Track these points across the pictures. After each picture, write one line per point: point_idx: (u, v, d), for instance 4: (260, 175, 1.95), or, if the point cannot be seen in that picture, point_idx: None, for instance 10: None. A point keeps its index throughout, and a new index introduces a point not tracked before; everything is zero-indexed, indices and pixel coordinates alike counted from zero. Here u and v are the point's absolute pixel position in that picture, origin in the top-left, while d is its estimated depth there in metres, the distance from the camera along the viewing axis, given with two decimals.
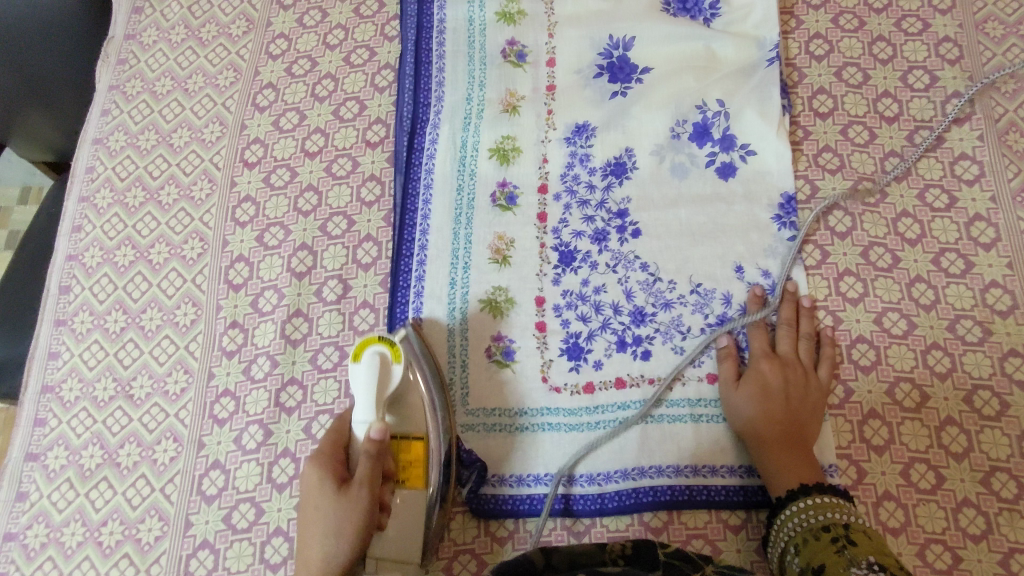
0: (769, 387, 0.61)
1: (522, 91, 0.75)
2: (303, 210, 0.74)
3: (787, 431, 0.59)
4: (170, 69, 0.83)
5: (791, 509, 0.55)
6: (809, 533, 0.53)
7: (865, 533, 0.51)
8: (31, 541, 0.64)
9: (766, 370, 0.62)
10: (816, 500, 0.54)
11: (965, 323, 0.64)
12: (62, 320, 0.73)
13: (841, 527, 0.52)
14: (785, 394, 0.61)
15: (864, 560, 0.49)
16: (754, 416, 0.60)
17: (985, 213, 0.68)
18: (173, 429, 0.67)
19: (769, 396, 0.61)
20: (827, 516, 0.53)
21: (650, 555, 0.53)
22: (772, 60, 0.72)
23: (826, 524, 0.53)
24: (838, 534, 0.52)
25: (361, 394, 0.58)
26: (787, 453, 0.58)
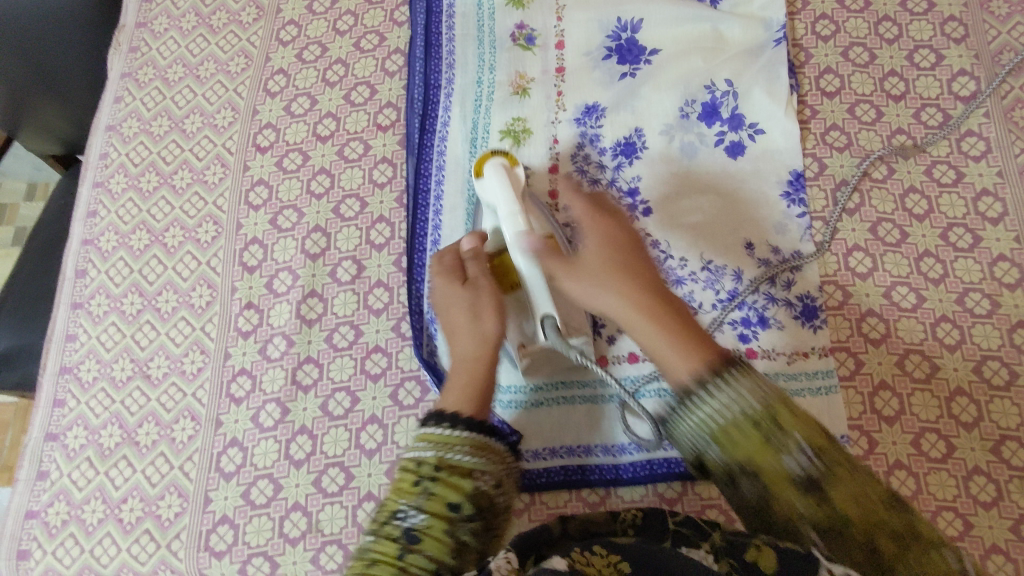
0: (601, 250, 0.53)
1: (532, 73, 0.76)
2: (316, 192, 0.74)
3: (652, 298, 0.50)
4: (181, 57, 0.84)
5: (705, 398, 0.46)
6: (729, 426, 0.45)
7: (777, 402, 0.45)
8: (52, 519, 0.65)
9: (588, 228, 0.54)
10: (736, 386, 0.45)
11: (974, 296, 0.65)
12: (79, 304, 0.73)
13: (759, 412, 0.45)
14: (620, 258, 0.52)
15: (798, 450, 0.44)
16: (603, 281, 0.51)
17: (992, 188, 0.69)
18: (191, 409, 0.68)
19: (608, 261, 0.52)
20: (749, 406, 0.45)
21: (660, 525, 0.52)
22: (779, 41, 0.73)
23: (749, 415, 0.45)
24: (758, 418, 0.44)
25: (497, 190, 0.61)
26: (664, 323, 0.48)
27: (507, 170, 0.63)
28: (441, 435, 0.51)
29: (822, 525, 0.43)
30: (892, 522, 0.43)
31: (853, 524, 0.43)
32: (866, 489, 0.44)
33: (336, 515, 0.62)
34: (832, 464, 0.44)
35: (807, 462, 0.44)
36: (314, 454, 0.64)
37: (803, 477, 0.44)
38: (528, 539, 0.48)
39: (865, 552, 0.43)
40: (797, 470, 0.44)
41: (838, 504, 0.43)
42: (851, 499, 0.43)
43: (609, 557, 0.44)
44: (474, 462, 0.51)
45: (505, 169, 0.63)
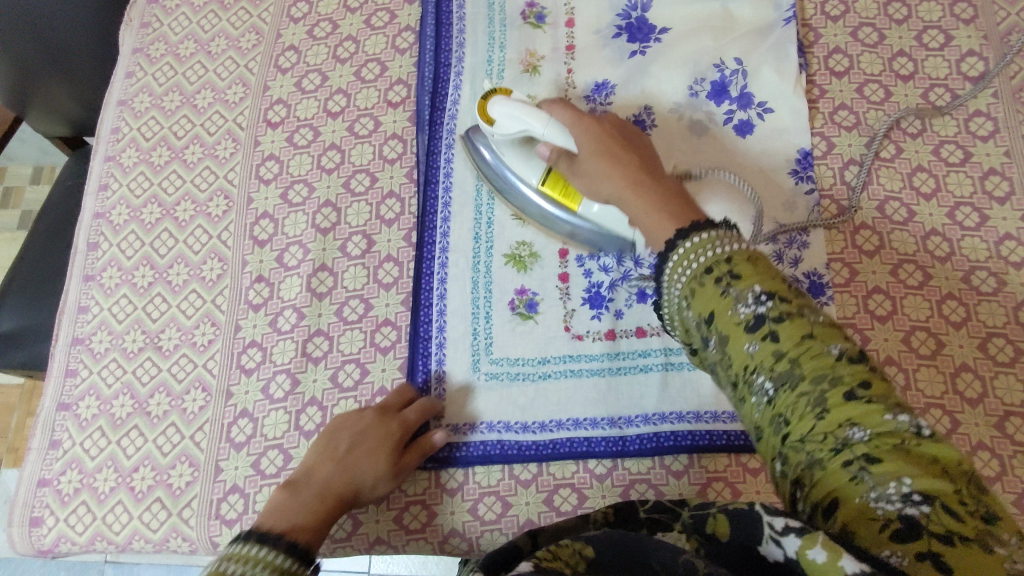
0: (589, 141, 0.56)
1: (542, 51, 0.76)
2: (327, 167, 0.75)
3: (633, 166, 0.53)
4: (193, 33, 0.84)
5: (678, 254, 0.43)
6: (691, 281, 0.42)
7: (744, 256, 0.41)
8: (64, 486, 0.66)
9: (579, 125, 0.58)
10: (701, 237, 0.43)
11: (980, 274, 0.66)
12: (91, 276, 0.74)
13: (723, 264, 0.41)
14: (605, 146, 0.55)
15: (749, 296, 0.39)
16: (595, 167, 0.55)
17: (999, 167, 0.69)
18: (202, 379, 0.68)
19: (599, 148, 0.55)
20: (711, 255, 0.42)
21: (630, 514, 0.47)
22: (789, 20, 0.73)
23: (708, 265, 0.41)
24: (716, 266, 0.41)
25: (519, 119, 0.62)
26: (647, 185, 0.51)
27: (514, 101, 0.63)
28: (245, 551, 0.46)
29: (781, 380, 0.37)
30: (850, 377, 0.35)
31: (806, 375, 0.36)
32: (834, 343, 0.37)
33: None
34: (789, 311, 0.38)
35: (760, 307, 0.38)
36: (323, 425, 0.65)
37: (753, 322, 0.38)
38: (499, 558, 0.40)
39: (816, 409, 0.35)
40: (749, 318, 0.38)
41: (794, 354, 0.37)
42: (807, 348, 0.37)
43: (572, 547, 0.36)
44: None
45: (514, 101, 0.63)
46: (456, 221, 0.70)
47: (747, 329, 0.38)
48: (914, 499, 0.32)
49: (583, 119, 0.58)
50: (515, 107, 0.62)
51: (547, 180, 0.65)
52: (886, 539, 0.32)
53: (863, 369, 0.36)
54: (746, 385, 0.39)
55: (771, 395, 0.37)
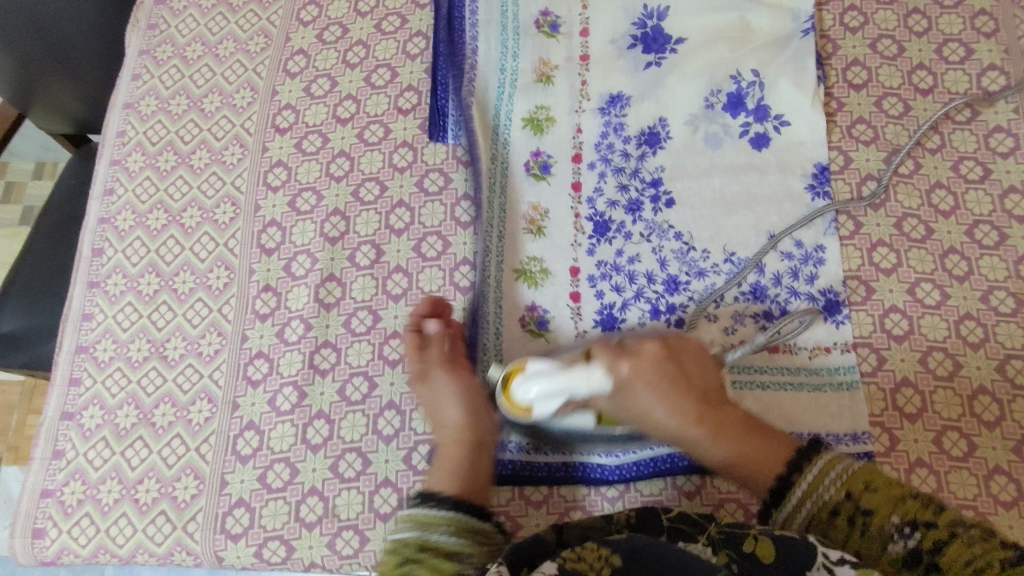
0: (646, 374, 0.53)
1: (555, 61, 0.75)
2: (336, 175, 0.74)
3: (703, 409, 0.53)
4: (200, 35, 0.83)
5: (795, 497, 0.48)
6: (824, 511, 0.47)
7: (862, 482, 0.47)
8: (67, 498, 0.65)
9: (632, 373, 0.53)
10: (815, 475, 0.48)
11: (999, 294, 0.65)
12: (95, 283, 0.73)
13: (847, 503, 0.46)
14: (674, 387, 0.53)
15: (892, 527, 0.44)
16: (654, 400, 0.53)
17: (1019, 184, 0.68)
18: (207, 390, 0.67)
19: (663, 381, 0.53)
20: (832, 491, 0.47)
21: (655, 522, 0.49)
22: (807, 31, 0.72)
23: (831, 507, 0.47)
24: (841, 508, 0.46)
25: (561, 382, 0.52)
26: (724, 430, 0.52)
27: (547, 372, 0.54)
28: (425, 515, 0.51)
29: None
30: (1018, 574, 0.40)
31: None
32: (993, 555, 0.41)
33: (353, 500, 0.62)
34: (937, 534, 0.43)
35: (908, 540, 0.44)
36: (331, 439, 0.64)
37: (908, 557, 0.44)
38: (521, 550, 0.45)
39: None
40: (903, 552, 0.44)
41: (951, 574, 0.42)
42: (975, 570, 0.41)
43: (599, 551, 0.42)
44: (456, 546, 0.50)
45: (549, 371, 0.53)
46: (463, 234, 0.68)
47: (901, 562, 0.44)
48: None
49: (632, 369, 0.53)
50: (547, 380, 0.53)
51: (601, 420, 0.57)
52: None
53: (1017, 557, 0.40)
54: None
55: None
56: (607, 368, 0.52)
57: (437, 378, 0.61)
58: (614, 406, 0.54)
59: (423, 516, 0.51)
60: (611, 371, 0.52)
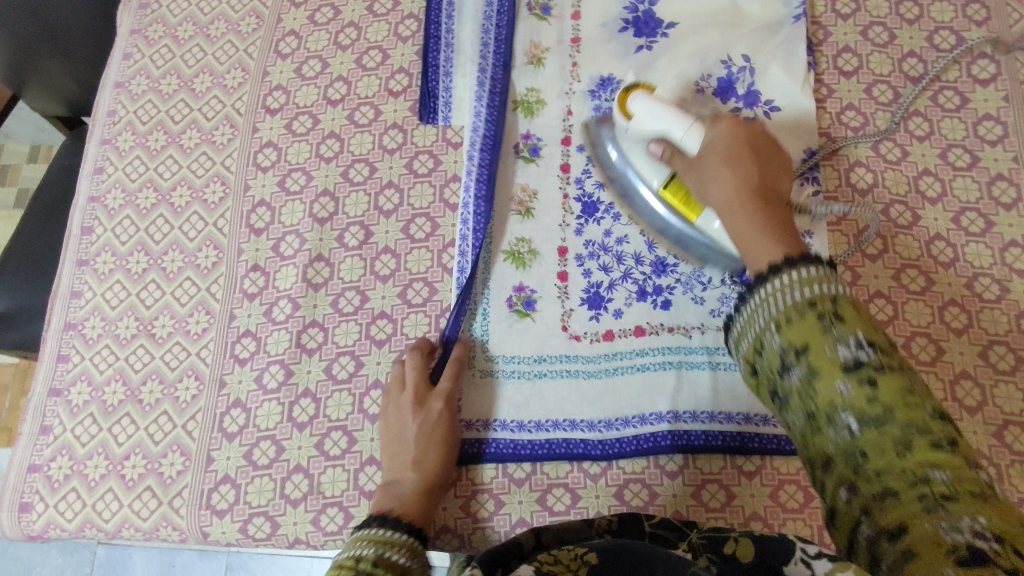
0: (726, 148, 0.55)
1: (547, 43, 0.75)
2: (326, 156, 0.74)
3: (757, 193, 0.51)
4: (192, 15, 0.83)
5: (768, 286, 0.43)
6: (793, 309, 0.41)
7: (850, 300, 0.41)
8: (54, 473, 0.65)
9: (726, 129, 0.56)
10: (807, 273, 0.42)
11: (984, 281, 0.65)
12: (84, 261, 0.73)
13: (829, 301, 0.40)
14: (750, 159, 0.54)
15: (852, 338, 0.39)
16: (716, 171, 0.54)
17: (1006, 172, 0.68)
18: (194, 368, 0.68)
19: (735, 153, 0.54)
20: (819, 292, 0.41)
21: (636, 528, 0.45)
22: (798, 17, 0.73)
23: (810, 300, 0.41)
24: (821, 302, 0.40)
25: (659, 112, 0.60)
26: (761, 209, 0.50)
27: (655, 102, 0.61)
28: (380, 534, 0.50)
29: (866, 413, 0.37)
30: (937, 433, 0.36)
31: (895, 420, 0.36)
32: (929, 402, 0.37)
33: (337, 478, 0.62)
34: (891, 363, 0.38)
35: (860, 352, 0.38)
36: (317, 417, 0.64)
37: (852, 363, 0.38)
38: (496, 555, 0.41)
39: (899, 445, 0.36)
40: (849, 360, 0.38)
41: (889, 400, 0.37)
42: (906, 399, 0.37)
43: (576, 550, 0.36)
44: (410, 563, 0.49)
45: (657, 102, 0.60)
46: None
47: (842, 367, 0.38)
48: (986, 534, 0.32)
49: (729, 128, 0.56)
50: (657, 104, 0.60)
51: (665, 184, 0.61)
52: (949, 560, 0.31)
53: (951, 428, 0.37)
54: (822, 414, 0.39)
55: (854, 432, 0.37)
56: (702, 130, 0.58)
57: (426, 410, 0.60)
58: (687, 166, 0.58)
59: (372, 535, 0.49)
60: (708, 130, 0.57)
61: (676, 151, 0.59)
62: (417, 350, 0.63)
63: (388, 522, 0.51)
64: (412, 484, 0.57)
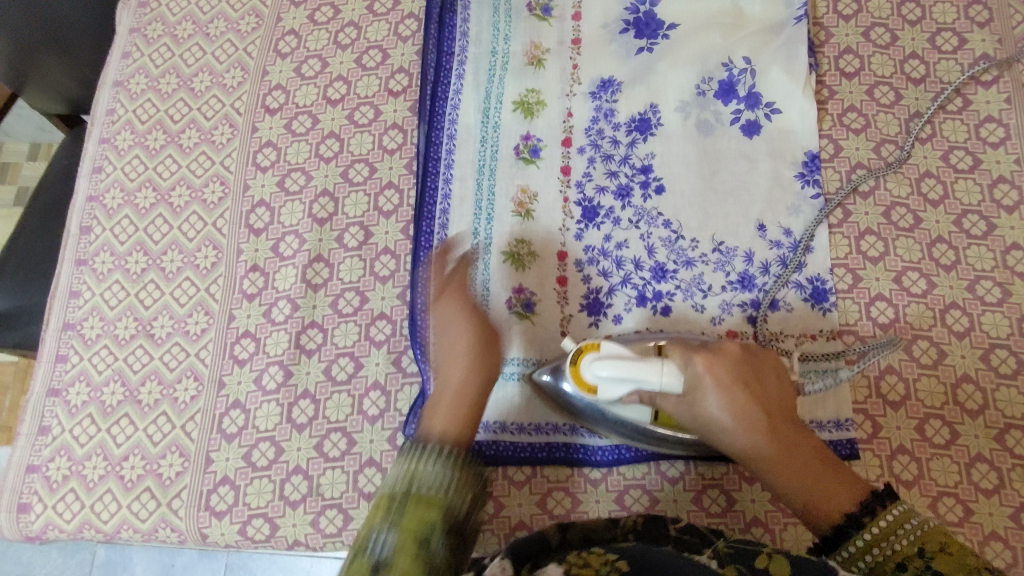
0: (722, 386, 0.49)
1: (547, 44, 0.75)
2: (325, 156, 0.74)
3: (783, 437, 0.49)
4: (191, 14, 0.82)
5: (850, 548, 0.46)
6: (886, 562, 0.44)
7: (936, 542, 0.44)
8: (52, 474, 0.65)
9: (704, 371, 0.49)
10: (886, 531, 0.45)
11: (985, 284, 0.65)
12: (83, 261, 0.73)
13: (917, 557, 0.44)
14: (751, 401, 0.49)
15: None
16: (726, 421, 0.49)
17: (1008, 175, 0.68)
18: (194, 368, 0.67)
19: (735, 394, 0.49)
20: (901, 544, 0.45)
21: (659, 530, 0.47)
22: (800, 18, 0.72)
23: (899, 560, 0.44)
24: (910, 563, 0.44)
25: (630, 368, 0.49)
26: (804, 460, 0.48)
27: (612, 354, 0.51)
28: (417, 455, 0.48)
29: None
30: None
31: None
32: None
33: (337, 480, 0.62)
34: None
35: None
36: (316, 419, 0.64)
37: None
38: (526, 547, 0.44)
39: None
40: None
41: None
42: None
43: (605, 557, 0.39)
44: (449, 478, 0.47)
45: (616, 354, 0.50)
46: (450, 214, 0.68)
47: None
48: None
49: (709, 368, 0.50)
50: (617, 365, 0.49)
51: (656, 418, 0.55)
52: None
53: None
54: None
55: None
56: (679, 369, 0.49)
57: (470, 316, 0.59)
58: (681, 408, 0.51)
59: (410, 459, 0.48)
60: (685, 371, 0.50)
61: (659, 393, 0.51)
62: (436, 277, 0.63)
63: (422, 448, 0.49)
64: (458, 388, 0.55)
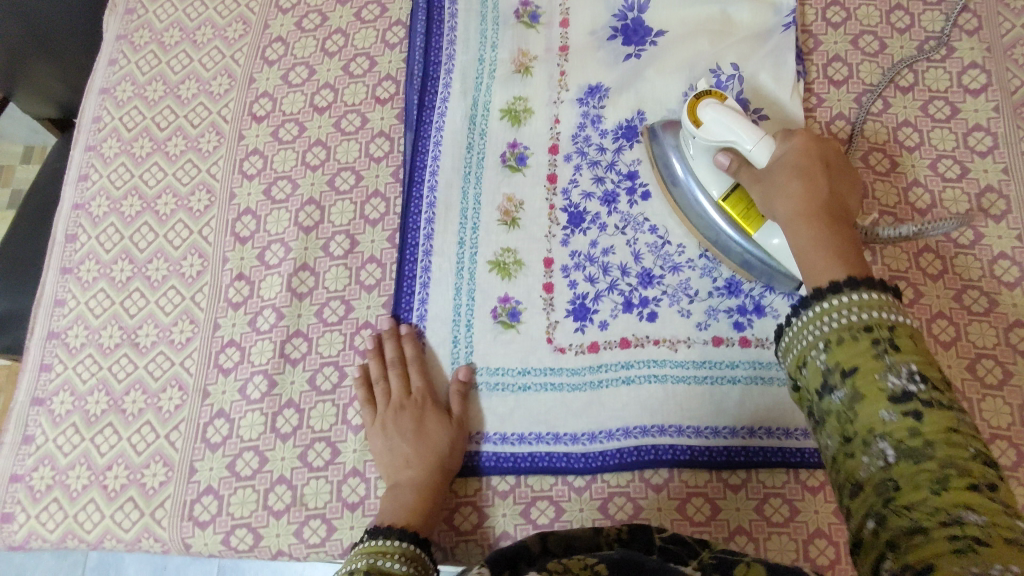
0: (807, 158, 0.53)
1: (535, 51, 0.74)
2: (311, 164, 0.73)
3: (827, 213, 0.50)
4: (178, 21, 0.82)
5: (830, 305, 0.42)
6: (845, 330, 0.40)
7: (906, 330, 0.40)
8: (36, 483, 0.65)
9: (796, 146, 0.54)
10: (864, 300, 0.41)
11: (972, 294, 0.64)
12: (68, 268, 0.73)
13: (885, 328, 0.40)
14: (821, 180, 0.52)
15: (903, 368, 0.38)
16: (784, 184, 0.52)
17: (996, 184, 0.67)
18: (178, 377, 0.67)
19: (808, 169, 0.52)
20: (875, 320, 0.40)
21: (646, 537, 0.45)
22: (788, 26, 0.71)
23: (866, 324, 0.40)
24: (878, 331, 0.40)
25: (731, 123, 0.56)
26: (830, 230, 0.48)
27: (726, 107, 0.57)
28: (375, 543, 0.51)
29: (905, 443, 0.36)
30: (978, 473, 0.34)
31: (935, 456, 0.35)
32: (973, 443, 0.36)
33: (321, 489, 0.62)
34: (940, 398, 0.37)
35: (912, 384, 0.37)
36: (300, 428, 0.64)
37: (901, 394, 0.37)
38: (504, 556, 0.42)
39: (935, 484, 0.34)
40: (897, 390, 0.37)
41: (933, 436, 0.35)
42: (950, 436, 0.35)
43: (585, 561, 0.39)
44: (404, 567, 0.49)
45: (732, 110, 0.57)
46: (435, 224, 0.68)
47: (889, 396, 0.37)
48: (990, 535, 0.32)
49: (801, 147, 0.54)
50: (724, 114, 0.57)
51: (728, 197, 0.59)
52: (944, 536, 0.32)
53: (994, 473, 0.35)
54: (859, 442, 0.38)
55: (889, 460, 0.36)
56: (772, 144, 0.55)
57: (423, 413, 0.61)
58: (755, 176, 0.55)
59: (369, 547, 0.50)
60: (776, 143, 0.54)
61: (745, 165, 0.56)
62: (395, 363, 0.63)
63: (389, 532, 0.52)
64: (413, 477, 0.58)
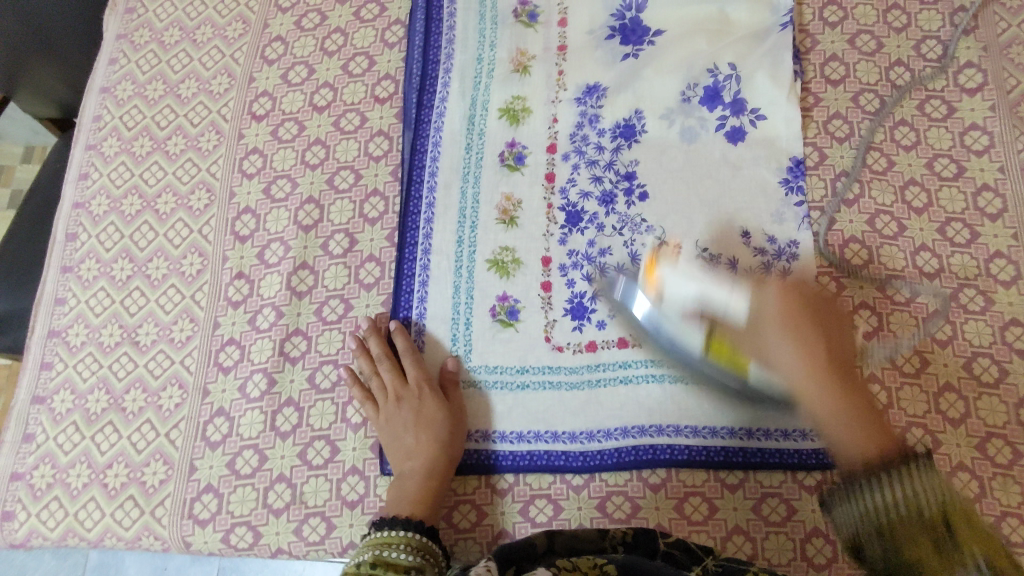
0: (790, 304, 0.50)
1: (533, 51, 0.75)
2: (311, 163, 0.74)
3: (827, 367, 0.47)
4: (178, 20, 0.83)
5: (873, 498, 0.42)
6: (898, 516, 0.41)
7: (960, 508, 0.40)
8: (37, 481, 0.65)
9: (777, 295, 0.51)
10: (916, 482, 0.41)
11: (968, 292, 0.64)
12: (69, 267, 0.73)
13: (937, 511, 0.40)
14: (811, 326, 0.49)
15: (972, 563, 0.38)
16: (775, 340, 0.49)
17: (993, 183, 0.68)
18: (178, 376, 0.67)
19: (796, 316, 0.49)
20: (930, 507, 0.40)
21: (650, 544, 0.51)
22: (786, 25, 0.72)
23: (922, 516, 0.40)
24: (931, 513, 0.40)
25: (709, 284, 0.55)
26: (838, 390, 0.46)
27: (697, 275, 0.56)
28: (382, 536, 0.51)
29: None
30: None
31: None
32: None
33: (320, 487, 0.62)
34: None
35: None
36: (300, 427, 0.64)
37: None
38: (510, 552, 0.47)
39: None
40: None
41: None
42: None
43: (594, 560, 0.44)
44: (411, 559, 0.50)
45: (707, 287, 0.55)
46: (434, 223, 0.69)
47: None
48: None
49: (779, 292, 0.51)
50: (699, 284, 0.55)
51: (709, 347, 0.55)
52: None
53: None
54: None
55: None
56: (751, 296, 0.52)
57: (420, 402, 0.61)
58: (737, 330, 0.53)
59: (375, 539, 0.51)
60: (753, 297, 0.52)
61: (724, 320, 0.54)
62: (386, 356, 0.64)
63: (394, 521, 0.52)
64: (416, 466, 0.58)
